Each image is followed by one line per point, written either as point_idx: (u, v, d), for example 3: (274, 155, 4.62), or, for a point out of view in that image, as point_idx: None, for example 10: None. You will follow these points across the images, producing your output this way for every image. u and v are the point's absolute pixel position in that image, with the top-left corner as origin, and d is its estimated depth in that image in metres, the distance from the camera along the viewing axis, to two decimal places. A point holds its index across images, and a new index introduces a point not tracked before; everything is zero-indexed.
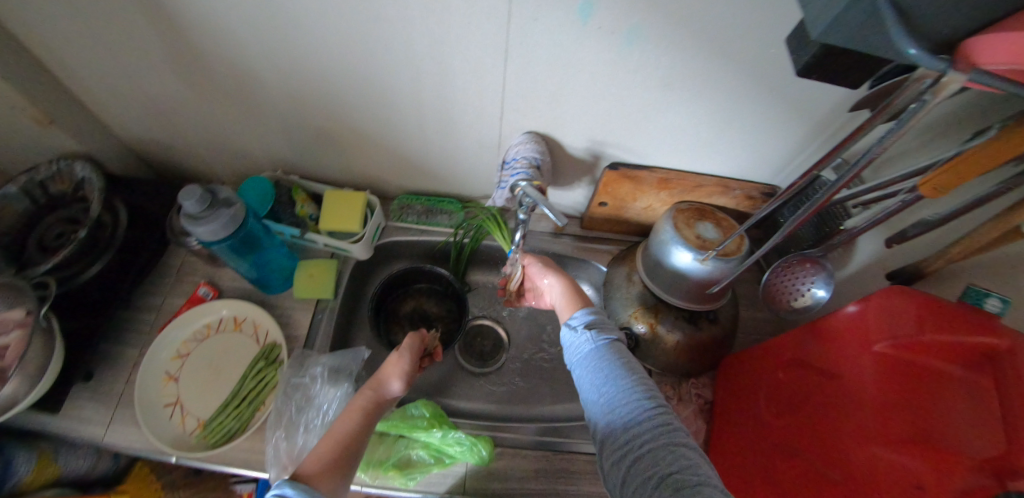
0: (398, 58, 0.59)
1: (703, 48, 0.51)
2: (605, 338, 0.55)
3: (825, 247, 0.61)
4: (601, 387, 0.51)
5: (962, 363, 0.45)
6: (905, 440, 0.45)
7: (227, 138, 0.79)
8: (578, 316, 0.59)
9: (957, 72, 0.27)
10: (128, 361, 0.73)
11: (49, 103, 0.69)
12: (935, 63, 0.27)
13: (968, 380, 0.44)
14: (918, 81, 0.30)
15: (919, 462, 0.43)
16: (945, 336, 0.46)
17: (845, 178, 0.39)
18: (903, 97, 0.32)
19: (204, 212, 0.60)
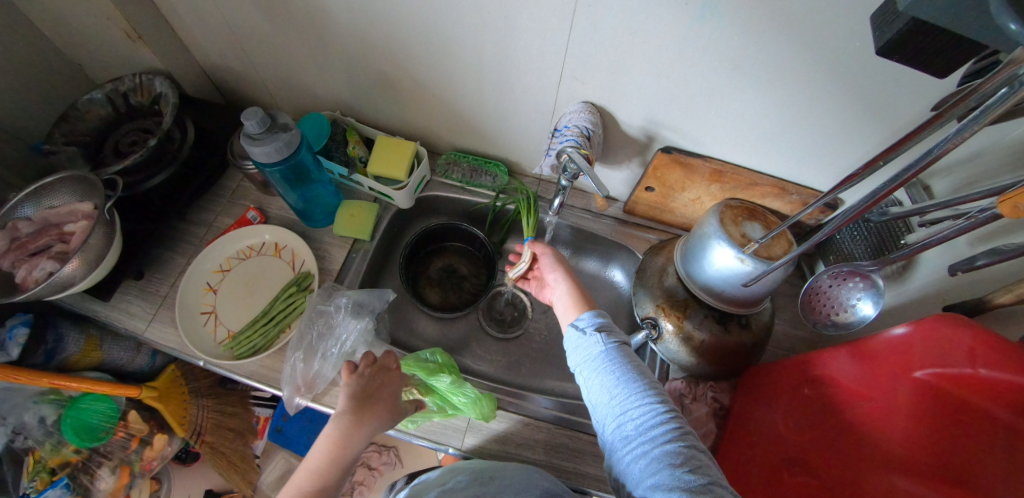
0: (464, 9, 0.59)
1: (781, 31, 0.48)
2: (614, 341, 0.53)
3: (882, 262, 0.53)
4: (611, 390, 0.49)
5: (1004, 402, 0.40)
6: (932, 476, 0.42)
7: (294, 73, 0.82)
8: (584, 318, 0.56)
9: None
10: (175, 267, 0.78)
11: (139, 17, 0.74)
12: None
13: (1007, 422, 0.39)
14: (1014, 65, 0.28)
15: None
16: (991, 373, 0.41)
17: (898, 179, 0.37)
18: (989, 85, 0.30)
19: (261, 134, 0.64)
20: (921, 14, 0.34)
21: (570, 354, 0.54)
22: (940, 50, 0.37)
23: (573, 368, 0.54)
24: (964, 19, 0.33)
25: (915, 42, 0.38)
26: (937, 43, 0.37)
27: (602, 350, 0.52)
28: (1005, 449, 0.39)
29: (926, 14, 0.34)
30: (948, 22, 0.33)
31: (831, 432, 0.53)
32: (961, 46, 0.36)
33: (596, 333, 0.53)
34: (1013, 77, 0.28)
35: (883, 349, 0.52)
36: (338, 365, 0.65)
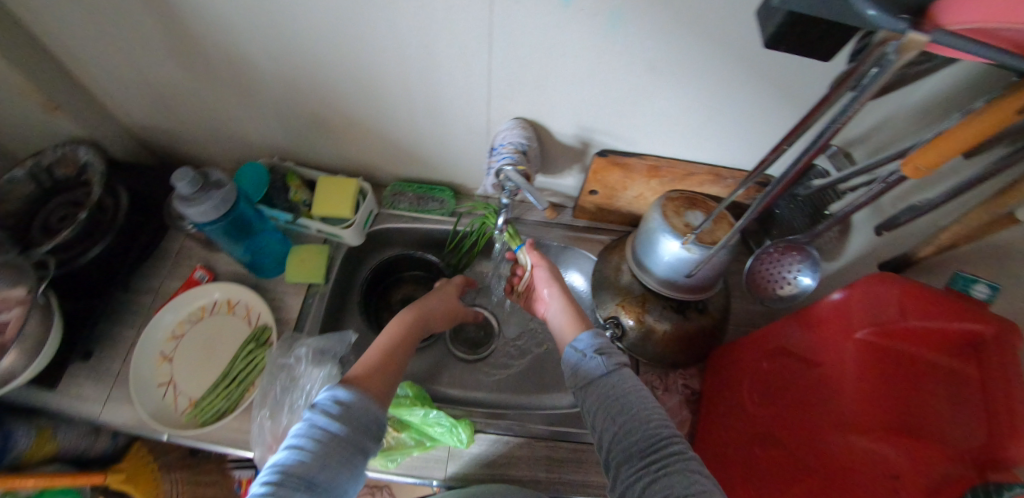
0: (383, 42, 0.59)
1: (687, 31, 0.50)
2: (616, 364, 0.53)
3: (811, 235, 0.58)
4: (615, 415, 0.48)
5: (941, 350, 0.45)
6: (888, 428, 0.44)
7: (224, 125, 0.80)
8: (583, 339, 0.56)
9: (917, 32, 0.26)
10: (127, 341, 0.74)
11: (55, 89, 0.71)
12: (896, 23, 0.27)
13: (950, 368, 0.44)
14: (881, 43, 0.29)
15: (901, 451, 0.43)
16: (927, 324, 0.45)
17: (810, 150, 0.38)
18: (866, 63, 0.31)
19: (195, 194, 0.62)
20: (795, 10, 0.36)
21: (568, 375, 0.55)
22: (821, 36, 0.40)
23: (573, 390, 0.54)
24: None
25: (799, 33, 0.40)
26: (819, 31, 0.39)
27: (601, 373, 0.52)
28: (947, 390, 0.43)
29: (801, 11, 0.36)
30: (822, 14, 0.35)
31: (793, 401, 0.54)
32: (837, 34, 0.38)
33: (596, 355, 0.54)
34: (882, 55, 0.29)
35: (821, 313, 0.55)
36: (307, 416, 0.63)
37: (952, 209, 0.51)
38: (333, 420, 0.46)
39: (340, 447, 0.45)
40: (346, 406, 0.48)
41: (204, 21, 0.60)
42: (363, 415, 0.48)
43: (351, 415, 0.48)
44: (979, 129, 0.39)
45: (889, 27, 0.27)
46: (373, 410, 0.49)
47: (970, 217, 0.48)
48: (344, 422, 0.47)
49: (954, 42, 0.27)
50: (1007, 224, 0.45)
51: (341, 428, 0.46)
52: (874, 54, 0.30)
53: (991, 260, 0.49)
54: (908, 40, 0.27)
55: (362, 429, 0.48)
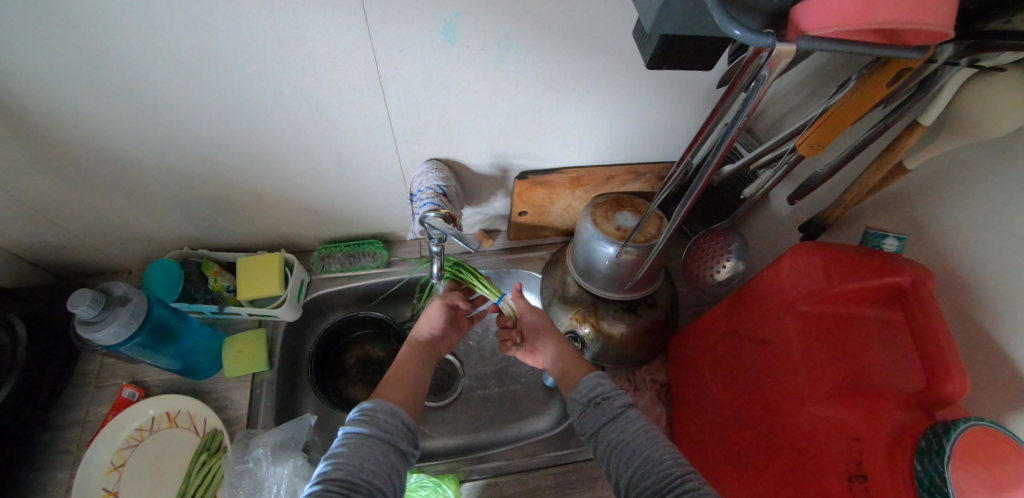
0: (275, 113, 0.57)
1: (574, 47, 0.52)
2: (622, 406, 0.49)
3: (733, 219, 0.63)
4: (626, 459, 0.45)
5: (870, 303, 0.48)
6: (841, 393, 0.46)
7: (118, 226, 0.73)
8: (583, 387, 0.53)
9: (785, 43, 0.30)
10: (60, 486, 0.65)
11: None
12: (763, 39, 0.30)
13: (881, 318, 0.47)
14: (755, 56, 0.32)
15: (856, 413, 0.44)
16: (853, 284, 0.47)
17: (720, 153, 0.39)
18: (745, 77, 0.34)
19: (99, 316, 0.56)
20: (669, 31, 0.36)
21: (579, 431, 0.51)
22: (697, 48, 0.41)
23: (588, 446, 0.50)
24: (705, 22, 0.35)
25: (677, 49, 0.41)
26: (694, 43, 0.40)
27: (607, 419, 0.49)
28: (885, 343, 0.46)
29: (675, 29, 0.36)
30: (694, 28, 0.36)
31: (752, 379, 0.56)
32: (712, 45, 0.40)
33: (598, 402, 0.50)
34: (758, 66, 0.33)
35: (759, 290, 0.57)
36: None
37: (850, 169, 0.55)
38: (362, 425, 0.45)
39: (375, 447, 0.43)
40: (373, 412, 0.47)
41: (73, 127, 0.54)
42: (392, 417, 0.47)
43: (379, 418, 0.46)
44: (855, 102, 0.42)
45: (757, 43, 0.30)
46: (399, 413, 0.48)
47: (866, 178, 0.50)
48: (374, 425, 0.45)
49: (823, 43, 0.30)
50: (901, 173, 0.48)
51: (372, 430, 0.45)
52: (750, 66, 0.33)
53: (888, 208, 0.53)
54: (779, 51, 0.30)
55: (393, 431, 0.46)
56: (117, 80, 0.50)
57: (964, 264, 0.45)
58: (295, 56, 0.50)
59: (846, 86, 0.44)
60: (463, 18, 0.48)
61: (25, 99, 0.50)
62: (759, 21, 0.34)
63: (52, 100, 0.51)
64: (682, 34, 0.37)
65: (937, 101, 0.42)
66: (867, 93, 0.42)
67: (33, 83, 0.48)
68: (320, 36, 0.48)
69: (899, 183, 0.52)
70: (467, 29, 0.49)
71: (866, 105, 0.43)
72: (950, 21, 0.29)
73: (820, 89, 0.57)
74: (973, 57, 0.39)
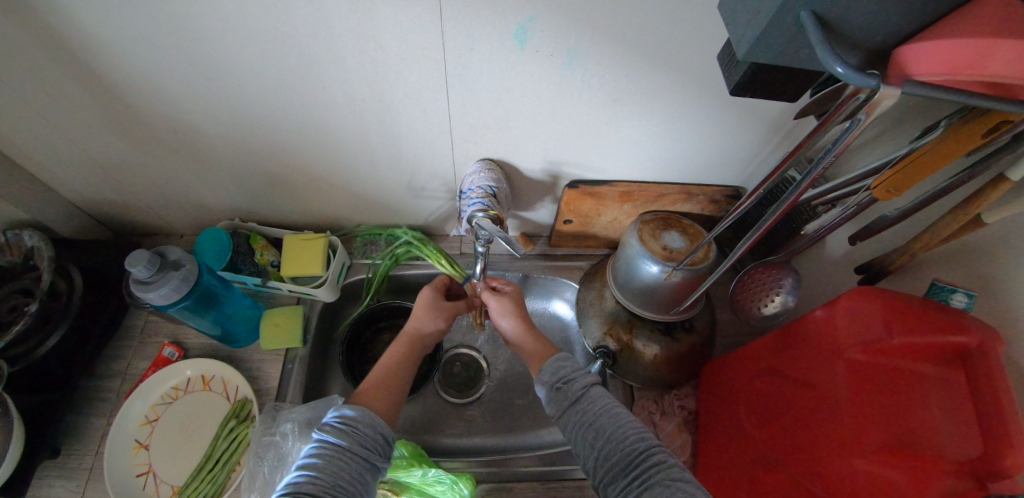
0: (341, 99, 0.58)
1: (645, 62, 0.52)
2: (583, 387, 0.51)
3: (787, 252, 0.61)
4: (593, 440, 0.47)
5: (932, 361, 0.44)
6: (887, 449, 0.44)
7: (180, 192, 0.76)
8: (547, 371, 0.54)
9: (888, 87, 0.28)
10: (97, 432, 0.68)
11: None
12: (866, 80, 0.29)
13: (940, 379, 0.43)
14: (852, 97, 0.31)
15: (901, 473, 0.42)
16: (912, 339, 0.45)
17: (794, 193, 0.37)
18: (838, 114, 0.33)
19: (153, 277, 0.59)
20: (760, 58, 0.36)
21: (547, 413, 0.52)
22: (783, 78, 0.40)
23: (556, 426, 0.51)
24: (801, 53, 0.34)
25: (763, 78, 0.40)
26: (782, 74, 0.39)
27: (571, 402, 0.50)
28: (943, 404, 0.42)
29: (767, 57, 0.36)
30: (789, 58, 0.35)
31: (790, 422, 0.54)
32: (800, 75, 0.39)
33: (562, 386, 0.51)
34: (855, 105, 0.31)
35: (807, 332, 0.55)
36: None
37: (922, 216, 0.52)
38: (339, 436, 0.45)
39: (349, 462, 0.44)
40: (353, 422, 0.47)
41: (150, 93, 0.57)
42: (371, 430, 0.47)
43: (359, 431, 0.46)
44: (946, 149, 0.41)
45: (861, 83, 0.29)
46: (379, 425, 0.48)
47: (939, 227, 0.48)
48: (352, 437, 0.46)
49: (928, 89, 0.29)
50: (978, 226, 0.46)
51: (350, 443, 0.45)
52: (847, 105, 0.32)
53: (959, 262, 0.51)
54: (880, 94, 0.28)
55: (370, 445, 0.46)
56: (194, 52, 0.52)
57: None
58: (367, 46, 0.51)
59: (934, 131, 0.42)
60: (537, 23, 0.48)
61: (110, 62, 0.53)
62: (858, 58, 0.32)
63: (134, 65, 0.53)
64: (773, 63, 0.37)
65: None
66: (960, 141, 0.40)
67: (120, 48, 0.51)
68: (394, 28, 0.49)
69: (977, 236, 0.48)
70: (539, 35, 0.49)
71: (954, 156, 0.41)
72: None
73: (898, 129, 0.54)
74: None
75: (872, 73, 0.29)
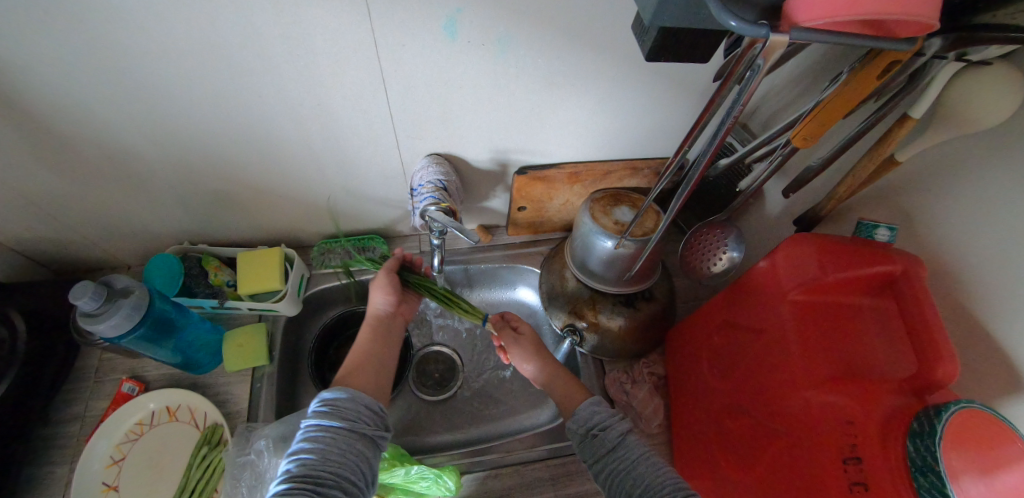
0: (277, 107, 0.57)
1: (573, 43, 0.53)
2: (620, 435, 0.51)
3: (728, 211, 0.64)
4: (631, 487, 0.47)
5: (866, 294, 0.48)
6: (835, 378, 0.47)
7: (121, 221, 0.73)
8: (581, 418, 0.54)
9: (778, 34, 0.31)
10: (59, 480, 0.65)
11: None
12: (756, 30, 0.31)
13: (875, 309, 0.47)
14: (749, 47, 0.34)
15: (849, 398, 0.45)
16: (846, 274, 0.48)
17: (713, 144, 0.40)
18: (740, 67, 0.36)
19: (101, 309, 0.57)
20: (666, 21, 0.37)
21: (580, 458, 0.53)
22: (693, 42, 0.42)
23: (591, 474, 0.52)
24: (701, 15, 0.36)
25: (675, 43, 0.42)
26: (691, 39, 0.41)
27: (608, 450, 0.51)
28: (880, 331, 0.46)
29: (672, 20, 0.37)
30: (691, 20, 0.37)
31: (748, 368, 0.56)
32: (707, 37, 0.41)
33: (597, 433, 0.52)
34: (753, 55, 0.34)
35: (753, 281, 0.57)
36: None
37: (842, 163, 0.56)
38: (324, 416, 0.46)
39: (339, 437, 0.45)
40: (335, 401, 0.48)
41: (73, 120, 0.55)
42: (354, 404, 0.48)
43: (342, 407, 0.47)
44: (845, 96, 0.44)
45: (752, 33, 0.31)
46: (362, 398, 0.49)
47: (857, 170, 0.51)
48: (338, 415, 0.47)
49: (816, 34, 0.31)
50: (890, 167, 0.49)
51: (335, 420, 0.46)
52: (746, 56, 0.34)
53: (879, 202, 0.54)
54: (772, 42, 0.31)
55: (357, 417, 0.48)
56: (116, 72, 0.50)
57: (955, 250, 0.46)
58: (296, 51, 0.50)
59: (838, 80, 0.45)
60: (464, 14, 0.48)
61: (21, 90, 0.50)
62: (752, 13, 0.34)
63: (49, 91, 0.51)
64: (680, 27, 0.39)
65: (928, 94, 0.43)
66: (860, 86, 0.43)
67: (31, 76, 0.49)
68: (322, 30, 0.48)
69: (889, 175, 0.52)
70: (468, 25, 0.50)
71: (856, 100, 0.44)
72: (936, 11, 0.30)
73: (813, 85, 0.58)
74: (961, 50, 0.40)
75: (761, 24, 0.32)
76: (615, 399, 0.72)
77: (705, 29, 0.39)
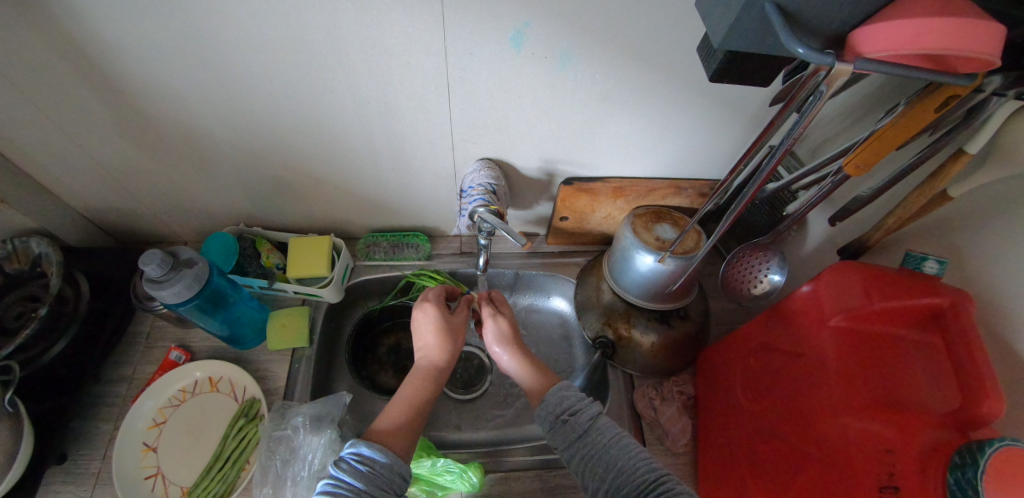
0: (346, 103, 0.62)
1: (631, 62, 0.56)
2: (590, 419, 0.52)
3: (773, 234, 0.65)
4: (603, 471, 0.48)
5: (910, 325, 0.48)
6: (874, 406, 0.46)
7: (188, 198, 0.79)
8: (551, 403, 0.54)
9: (843, 63, 0.32)
10: (104, 436, 0.68)
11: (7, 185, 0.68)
12: (822, 58, 0.33)
13: (920, 341, 0.47)
14: (813, 75, 0.36)
15: (887, 427, 0.45)
16: (890, 303, 0.48)
17: (769, 166, 0.42)
18: (803, 92, 0.37)
19: (166, 276, 0.61)
20: (733, 45, 0.40)
21: (550, 445, 0.53)
22: (754, 67, 0.44)
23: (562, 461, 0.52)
24: (766, 42, 0.39)
25: (738, 67, 0.44)
26: (753, 64, 0.43)
27: (577, 436, 0.51)
28: (924, 362, 0.46)
29: (739, 45, 0.40)
30: (756, 46, 0.39)
31: (783, 392, 0.56)
32: (768, 64, 0.44)
33: (565, 420, 0.52)
34: (817, 82, 0.36)
35: (794, 306, 0.57)
36: (311, 487, 0.60)
37: (892, 195, 0.56)
38: (358, 477, 0.45)
39: None
40: (373, 463, 0.47)
41: (163, 99, 0.60)
42: (388, 472, 0.47)
43: (377, 472, 0.46)
44: (901, 128, 0.45)
45: (820, 61, 0.33)
46: (398, 466, 0.48)
47: (909, 202, 0.52)
48: (370, 478, 0.45)
49: (880, 65, 0.33)
50: (942, 201, 0.50)
51: (366, 484, 0.45)
52: (810, 83, 0.36)
53: (928, 236, 0.55)
54: (836, 70, 0.33)
55: (387, 486, 0.46)
56: (209, 59, 0.55)
57: (1007, 288, 0.45)
58: (374, 51, 0.55)
59: (894, 112, 0.47)
60: (532, 27, 0.52)
61: (130, 70, 0.56)
62: (818, 42, 0.36)
63: (150, 72, 0.56)
64: (745, 52, 0.41)
65: (986, 130, 0.44)
66: (916, 118, 0.44)
67: (142, 58, 0.55)
68: (399, 34, 0.53)
69: (941, 210, 0.53)
70: (534, 38, 0.53)
71: (911, 132, 0.45)
72: (999, 49, 0.31)
73: (864, 118, 0.59)
74: (1020, 90, 0.41)
75: (828, 53, 0.34)
76: (642, 413, 0.72)
77: (766, 54, 0.41)
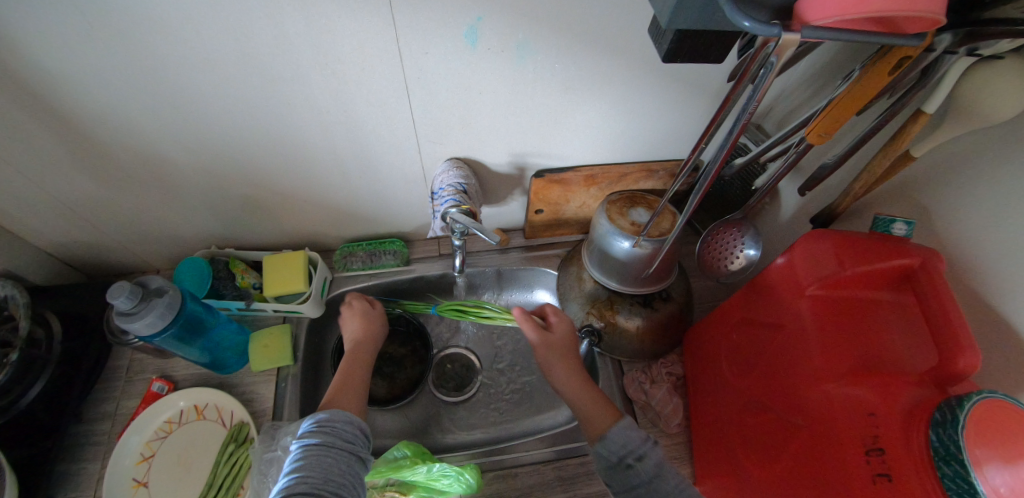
0: (304, 115, 0.60)
1: (589, 48, 0.55)
2: (656, 466, 0.51)
3: (745, 209, 0.65)
4: None
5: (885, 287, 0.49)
6: (855, 371, 0.47)
7: (154, 225, 0.76)
8: (615, 447, 0.52)
9: (790, 32, 0.32)
10: (92, 476, 0.67)
11: None
12: (769, 29, 0.32)
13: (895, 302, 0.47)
14: (763, 47, 0.35)
15: (869, 389, 0.45)
16: (864, 267, 0.48)
17: (729, 141, 0.41)
18: (754, 66, 0.37)
19: (136, 307, 0.59)
20: (681, 24, 0.40)
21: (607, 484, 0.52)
22: (706, 44, 0.44)
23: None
24: (715, 17, 0.38)
25: (690, 45, 0.44)
26: (704, 41, 0.43)
27: (642, 482, 0.50)
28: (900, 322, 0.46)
29: (687, 23, 0.39)
30: (704, 22, 0.39)
31: (768, 364, 0.57)
32: (720, 39, 0.43)
33: (630, 464, 0.51)
34: (767, 54, 0.35)
35: (772, 277, 0.57)
36: None
37: (856, 160, 0.57)
38: (320, 436, 0.49)
39: (337, 457, 0.48)
40: (329, 422, 0.50)
41: (113, 127, 0.58)
42: (347, 426, 0.51)
43: (337, 428, 0.50)
44: (857, 94, 0.45)
45: (766, 32, 0.33)
46: (355, 421, 0.52)
47: (873, 166, 0.52)
48: (330, 435, 0.49)
49: (828, 30, 0.32)
50: (906, 162, 0.50)
51: (331, 440, 0.49)
52: (760, 54, 0.36)
53: (894, 198, 0.55)
54: (784, 40, 0.32)
55: (352, 439, 0.51)
56: (155, 82, 0.53)
57: (974, 242, 0.46)
58: (326, 58, 0.53)
59: (850, 77, 0.47)
60: (484, 22, 0.51)
61: (73, 101, 0.54)
62: (765, 14, 0.36)
63: (95, 102, 0.54)
64: (696, 30, 0.41)
65: (941, 89, 0.44)
66: (872, 82, 0.44)
67: (85, 88, 0.52)
68: (350, 40, 0.51)
69: (905, 171, 0.53)
70: (488, 33, 0.52)
71: (867, 96, 0.45)
72: (943, 7, 0.31)
73: (826, 84, 0.59)
74: (972, 45, 0.41)
75: (774, 23, 0.33)
76: (634, 397, 0.73)
77: (717, 30, 0.41)
